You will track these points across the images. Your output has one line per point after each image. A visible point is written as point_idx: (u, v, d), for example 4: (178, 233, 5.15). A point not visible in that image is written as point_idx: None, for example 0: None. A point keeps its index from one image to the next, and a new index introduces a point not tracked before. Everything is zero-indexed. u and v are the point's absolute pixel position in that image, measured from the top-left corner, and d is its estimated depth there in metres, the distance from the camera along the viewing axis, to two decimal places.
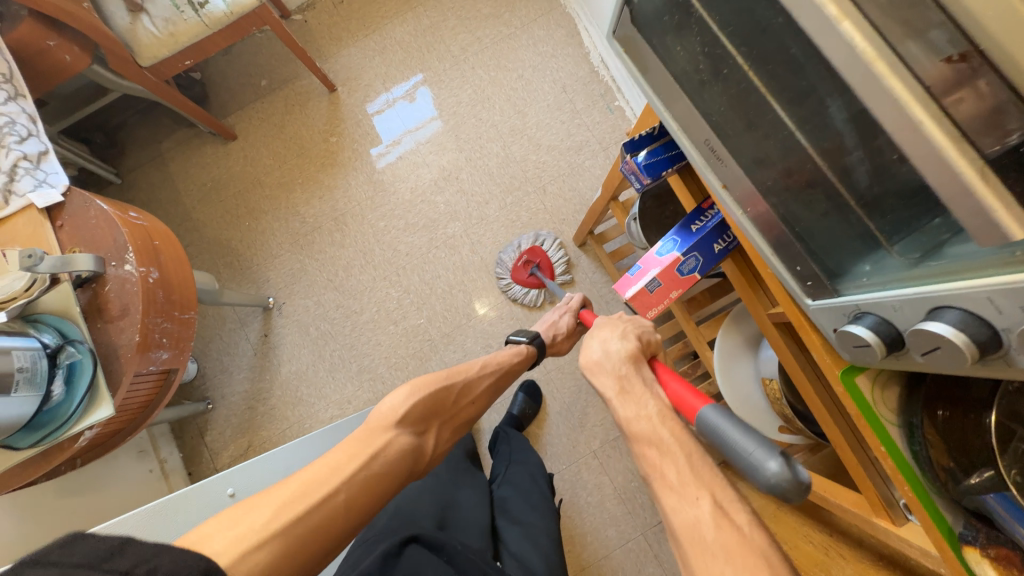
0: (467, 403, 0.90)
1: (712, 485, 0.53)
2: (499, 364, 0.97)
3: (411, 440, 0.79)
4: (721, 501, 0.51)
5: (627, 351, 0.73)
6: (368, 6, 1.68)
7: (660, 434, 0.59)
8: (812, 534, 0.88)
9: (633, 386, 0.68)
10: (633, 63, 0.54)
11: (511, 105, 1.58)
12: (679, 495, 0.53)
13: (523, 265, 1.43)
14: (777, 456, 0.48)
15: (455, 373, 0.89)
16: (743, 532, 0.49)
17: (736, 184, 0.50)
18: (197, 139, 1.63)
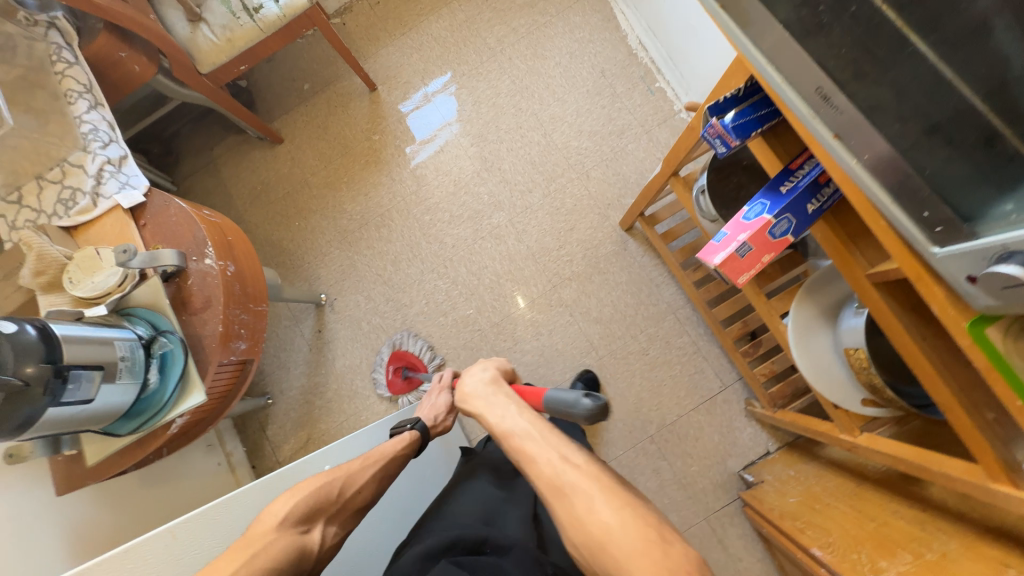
0: (353, 496, 0.84)
1: (557, 443, 0.69)
2: (384, 454, 0.89)
3: (294, 543, 0.75)
4: (565, 453, 0.67)
5: (490, 380, 0.85)
6: (403, 5, 1.70)
7: (518, 425, 0.73)
8: (905, 510, 0.85)
9: (497, 398, 0.80)
10: (734, 20, 0.55)
11: (550, 93, 1.58)
12: (536, 451, 0.69)
13: (394, 376, 1.45)
14: (585, 394, 0.69)
15: (336, 469, 0.84)
16: (581, 467, 0.65)
17: (851, 132, 0.49)
18: (246, 144, 1.69)
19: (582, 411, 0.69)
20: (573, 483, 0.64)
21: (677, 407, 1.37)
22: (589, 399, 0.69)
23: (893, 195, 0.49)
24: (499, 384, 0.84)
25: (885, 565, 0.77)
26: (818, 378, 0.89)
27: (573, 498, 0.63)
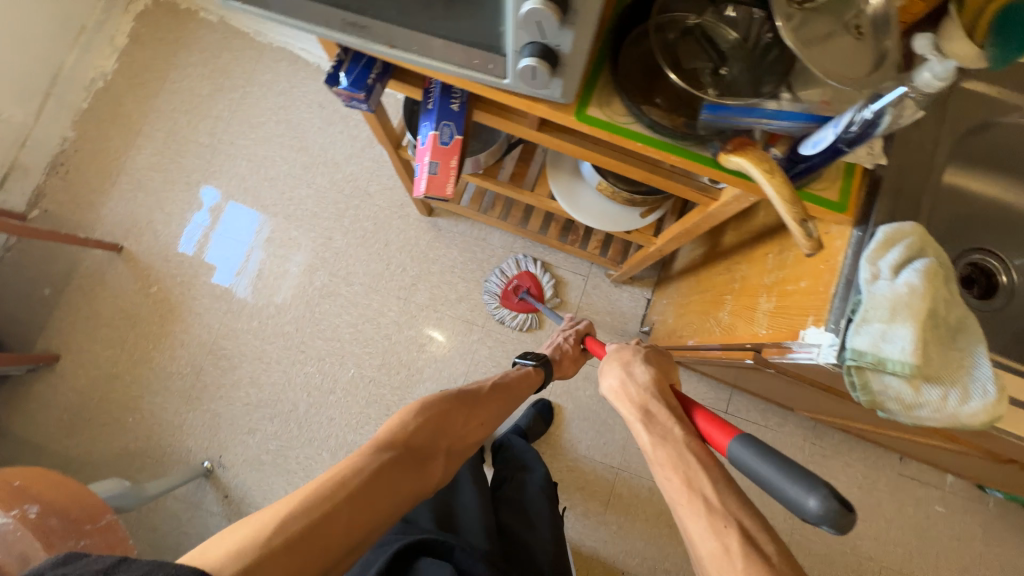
0: (477, 424, 0.82)
1: (738, 513, 0.53)
2: (507, 385, 0.91)
3: (416, 464, 0.70)
4: (752, 532, 0.51)
5: (646, 383, 0.73)
6: (96, 158, 1.57)
7: (686, 456, 0.59)
8: (720, 267, 1.02)
9: (658, 410, 0.67)
10: (257, 6, 0.58)
11: (289, 149, 1.58)
12: (709, 510, 0.53)
13: (512, 291, 1.46)
14: (818, 486, 0.46)
15: (469, 396, 0.83)
16: (774, 564, 0.49)
17: (392, 36, 0.56)
18: (20, 386, 1.45)
19: (804, 509, 0.47)
20: (745, 572, 0.48)
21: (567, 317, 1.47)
22: (822, 500, 0.46)
23: (454, 63, 0.57)
24: (665, 391, 0.71)
25: (721, 313, 0.92)
26: (604, 220, 1.02)
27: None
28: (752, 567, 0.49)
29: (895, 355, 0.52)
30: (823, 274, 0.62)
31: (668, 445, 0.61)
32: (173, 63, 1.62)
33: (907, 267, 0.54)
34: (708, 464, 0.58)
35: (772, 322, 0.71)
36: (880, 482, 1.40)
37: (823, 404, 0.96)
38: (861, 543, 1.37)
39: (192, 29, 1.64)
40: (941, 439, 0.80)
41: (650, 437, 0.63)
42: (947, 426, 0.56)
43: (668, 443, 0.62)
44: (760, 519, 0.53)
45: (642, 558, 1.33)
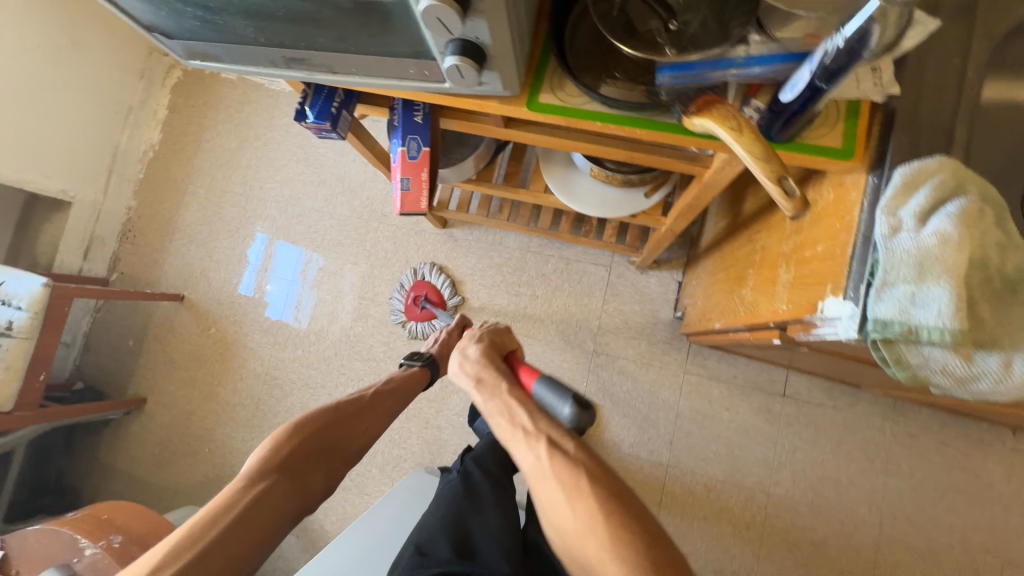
0: (358, 435, 0.83)
1: (546, 429, 0.66)
2: (393, 386, 0.90)
3: (294, 482, 0.72)
4: (555, 439, 0.65)
5: (478, 358, 0.80)
6: (155, 220, 1.75)
7: (507, 403, 0.71)
8: (741, 238, 0.92)
9: (489, 374, 0.76)
10: (213, 62, 0.61)
11: (310, 185, 1.67)
12: (527, 441, 0.66)
13: (413, 302, 1.50)
14: (568, 398, 0.62)
15: (350, 407, 0.84)
16: (574, 459, 0.63)
17: (330, 64, 0.56)
18: (120, 427, 1.66)
19: (564, 418, 0.63)
20: (552, 468, 0.63)
21: (593, 311, 1.41)
22: (571, 408, 0.62)
23: (393, 76, 0.55)
24: (492, 357, 0.80)
25: (745, 290, 0.82)
26: (605, 207, 0.97)
27: (555, 484, 0.62)
28: (556, 462, 0.63)
29: (929, 320, 0.43)
30: (840, 233, 0.53)
31: (495, 399, 0.72)
32: (205, 124, 1.77)
33: (937, 213, 0.44)
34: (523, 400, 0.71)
35: (792, 296, 0.63)
36: (989, 461, 1.19)
37: (887, 379, 0.83)
38: (973, 535, 1.17)
39: (217, 89, 1.78)
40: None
41: (483, 396, 0.74)
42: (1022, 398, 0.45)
43: (499, 397, 0.73)
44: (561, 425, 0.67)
45: (706, 560, 1.24)
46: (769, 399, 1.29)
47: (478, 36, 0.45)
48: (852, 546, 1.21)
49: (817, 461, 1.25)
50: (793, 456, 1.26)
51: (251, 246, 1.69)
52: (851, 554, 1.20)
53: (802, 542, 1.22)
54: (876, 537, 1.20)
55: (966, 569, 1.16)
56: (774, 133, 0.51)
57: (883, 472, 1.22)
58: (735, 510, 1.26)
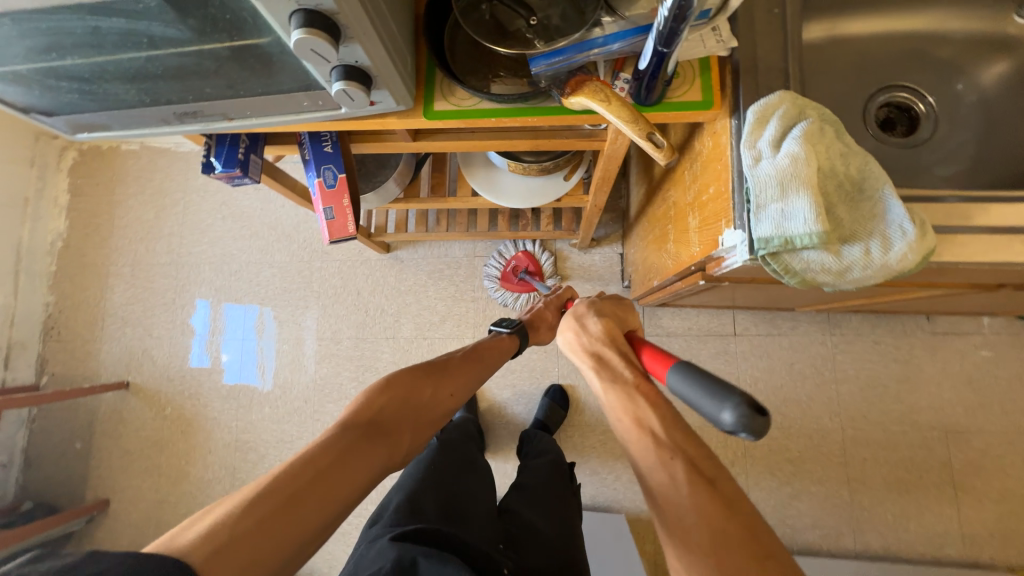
0: (446, 395, 0.74)
1: (684, 445, 0.53)
2: (476, 353, 0.82)
3: (386, 439, 0.62)
4: (695, 460, 0.52)
5: (600, 333, 0.70)
6: (80, 311, 1.64)
7: (634, 392, 0.60)
8: (657, 200, 1.00)
9: (610, 356, 0.67)
10: (103, 132, 0.60)
11: (242, 239, 1.63)
12: (659, 446, 0.53)
13: (511, 274, 1.44)
14: (731, 400, 0.45)
15: (439, 368, 0.76)
16: (720, 491, 0.49)
17: (225, 112, 0.57)
18: (86, 538, 1.52)
19: (719, 425, 0.46)
20: (691, 499, 0.49)
21: None
22: (732, 413, 0.45)
23: (291, 112, 0.57)
24: (616, 340, 0.69)
25: (668, 244, 0.90)
26: (531, 197, 1.02)
27: (692, 517, 0.48)
28: (698, 494, 0.49)
29: (799, 230, 0.49)
30: (722, 173, 0.60)
31: (617, 382, 0.62)
32: (115, 200, 1.68)
33: (788, 138, 0.52)
34: (655, 401, 0.58)
35: (701, 237, 0.69)
36: (916, 349, 1.33)
37: (806, 295, 0.93)
38: (918, 416, 1.31)
39: (120, 162, 1.70)
40: (921, 289, 0.77)
41: (602, 382, 0.63)
42: (886, 281, 0.52)
43: (619, 386, 0.62)
44: (702, 445, 0.54)
45: None
46: (725, 341, 1.39)
47: (357, 60, 0.47)
48: (823, 455, 1.32)
49: (778, 387, 1.36)
50: (756, 388, 1.36)
51: (194, 315, 1.62)
52: (824, 461, 1.31)
53: (781, 463, 1.32)
54: (842, 441, 1.32)
55: (919, 448, 1.29)
56: (643, 98, 0.57)
57: (833, 381, 1.34)
58: (717, 450, 1.34)
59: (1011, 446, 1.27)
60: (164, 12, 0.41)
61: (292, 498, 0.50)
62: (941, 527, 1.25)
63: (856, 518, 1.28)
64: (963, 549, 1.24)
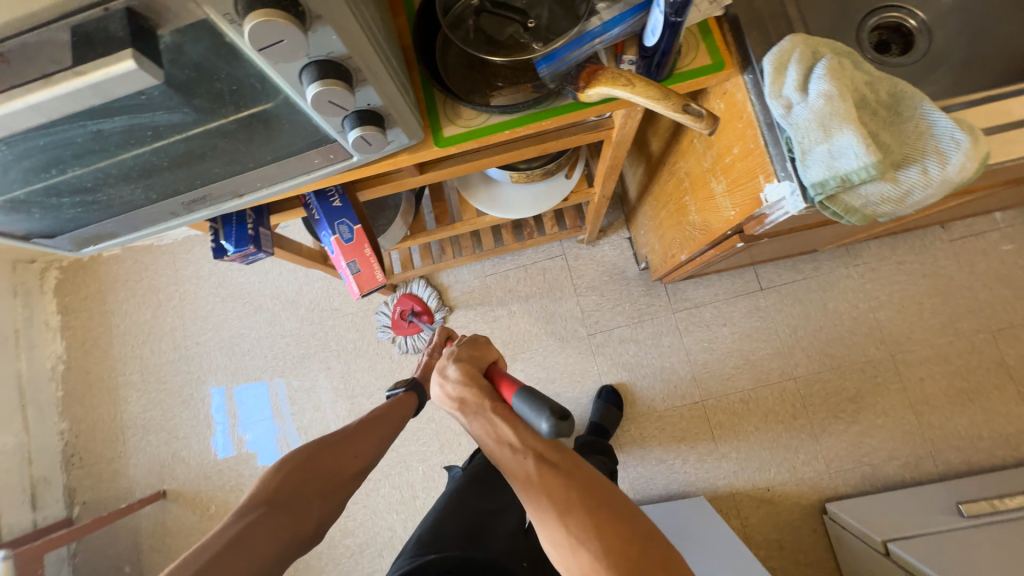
0: (351, 456, 0.72)
1: (535, 445, 0.55)
2: (381, 411, 0.79)
3: (285, 518, 0.62)
4: (543, 454, 0.54)
5: (458, 377, 0.65)
6: (97, 429, 1.57)
7: (490, 415, 0.59)
8: (663, 175, 0.99)
9: (468, 389, 0.63)
10: (108, 241, 0.57)
11: (246, 316, 1.58)
12: (512, 457, 0.54)
13: (400, 318, 1.46)
14: (541, 411, 0.51)
15: (343, 431, 0.74)
16: (574, 476, 0.52)
17: (233, 190, 0.54)
18: None
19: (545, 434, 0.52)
20: (547, 493, 0.51)
21: (570, 299, 1.44)
22: (546, 422, 0.51)
23: (301, 173, 0.54)
24: (477, 369, 0.66)
25: (690, 215, 0.88)
26: (538, 204, 1.00)
27: (549, 496, 0.50)
28: (552, 485, 0.51)
29: (852, 165, 0.48)
30: (747, 130, 0.59)
31: (478, 415, 0.60)
32: (109, 309, 1.63)
33: (811, 79, 0.51)
34: (502, 414, 0.59)
35: (734, 200, 0.68)
36: (940, 259, 1.33)
37: (835, 232, 0.92)
38: (960, 323, 1.30)
39: (105, 270, 1.65)
40: (957, 196, 0.76)
41: (467, 418, 0.62)
42: (949, 194, 0.51)
43: (481, 414, 0.61)
44: (554, 439, 0.56)
45: (776, 464, 1.29)
46: (753, 298, 1.37)
47: (369, 102, 0.45)
48: (880, 385, 1.30)
49: (816, 329, 1.34)
50: (796, 336, 1.35)
51: (213, 406, 1.56)
52: (883, 392, 1.30)
53: (841, 403, 1.30)
54: (893, 366, 1.31)
55: (970, 354, 1.29)
56: (654, 75, 0.56)
57: (870, 311, 1.34)
58: (775, 407, 1.32)
59: None
60: (169, 98, 0.38)
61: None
62: (1015, 428, 1.24)
63: (930, 440, 1.26)
64: None
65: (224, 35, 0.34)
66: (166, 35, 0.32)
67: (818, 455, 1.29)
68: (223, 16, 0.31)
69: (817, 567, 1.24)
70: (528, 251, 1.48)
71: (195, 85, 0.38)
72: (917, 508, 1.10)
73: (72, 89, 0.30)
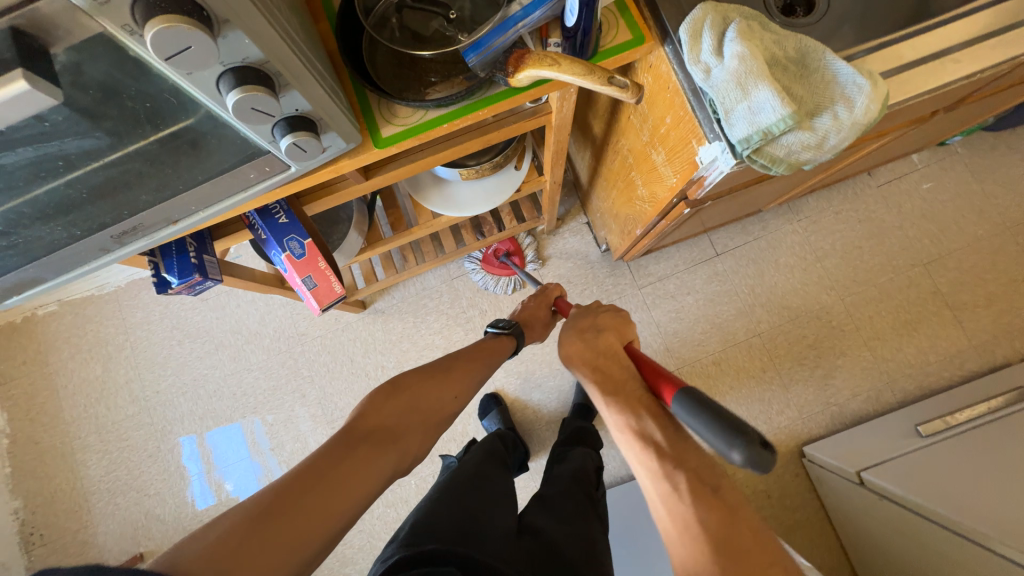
0: (448, 393, 0.71)
1: (685, 452, 0.53)
2: (476, 351, 0.78)
3: (392, 441, 0.61)
4: (701, 473, 0.51)
5: (600, 347, 0.66)
6: (57, 501, 1.45)
7: (634, 403, 0.58)
8: (609, 155, 1.02)
9: (608, 367, 0.64)
10: (36, 287, 0.53)
11: (207, 356, 1.51)
12: (661, 457, 0.53)
13: (493, 256, 1.43)
14: (733, 439, 0.45)
15: (438, 367, 0.73)
16: (729, 502, 0.49)
17: (168, 216, 0.51)
18: None
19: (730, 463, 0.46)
20: (700, 518, 0.48)
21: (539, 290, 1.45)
22: (739, 456, 0.45)
23: (240, 190, 0.52)
24: (616, 349, 0.66)
25: (639, 189, 0.91)
26: (492, 197, 1.01)
27: (704, 525, 0.48)
28: (707, 510, 0.48)
29: (771, 118, 0.51)
30: (676, 98, 0.62)
31: (618, 395, 0.59)
32: (52, 371, 1.51)
33: (726, 43, 0.54)
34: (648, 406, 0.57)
35: (674, 167, 0.71)
36: (871, 204, 1.44)
37: (773, 190, 0.97)
38: (897, 261, 1.41)
39: (41, 331, 1.53)
40: (873, 142, 0.82)
41: (605, 397, 0.60)
42: (861, 137, 0.55)
43: (625, 398, 0.59)
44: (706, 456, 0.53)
45: (754, 417, 1.35)
46: (712, 264, 1.43)
47: (297, 108, 0.44)
48: (835, 328, 1.39)
49: (773, 284, 1.42)
50: (755, 294, 1.42)
51: (185, 455, 1.47)
52: (839, 334, 1.38)
53: (804, 351, 1.38)
54: (845, 309, 1.39)
55: (910, 288, 1.39)
56: (580, 55, 0.57)
57: (817, 261, 1.42)
58: (745, 363, 1.38)
59: (979, 255, 1.39)
60: (77, 124, 0.36)
61: (287, 504, 0.49)
62: (956, 348, 1.35)
63: (886, 372, 1.35)
64: (981, 359, 1.34)
65: (128, 49, 0.32)
66: (60, 53, 0.30)
67: (791, 403, 1.36)
68: (122, 28, 0.30)
69: (805, 508, 1.30)
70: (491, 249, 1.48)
71: (106, 106, 0.36)
72: (884, 437, 1.17)
73: None
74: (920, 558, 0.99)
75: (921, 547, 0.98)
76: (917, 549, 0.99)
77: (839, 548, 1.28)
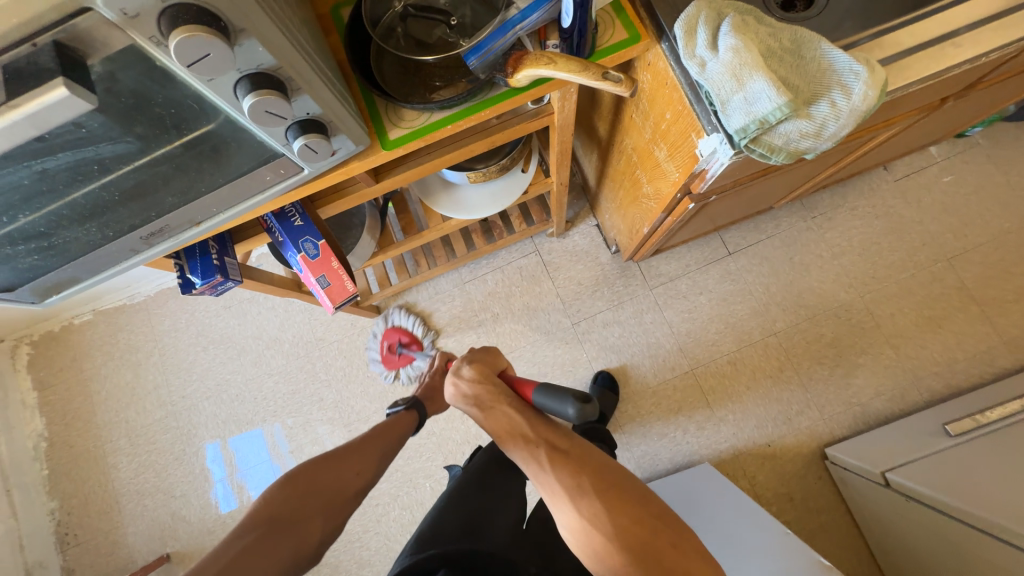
0: (351, 477, 0.71)
1: (546, 436, 0.61)
2: (383, 427, 0.81)
3: (285, 538, 0.62)
4: (557, 445, 0.60)
5: (472, 377, 0.67)
6: (90, 503, 1.52)
7: (507, 414, 0.63)
8: (613, 154, 1.03)
9: (484, 391, 0.66)
10: (74, 287, 0.58)
11: (229, 361, 1.56)
12: (528, 445, 0.60)
13: (389, 351, 1.48)
14: (567, 398, 0.55)
15: (341, 447, 0.75)
16: (585, 461, 0.59)
17: (190, 219, 0.55)
18: None
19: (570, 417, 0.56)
20: (564, 479, 0.57)
21: (549, 292, 1.46)
22: (574, 406, 0.55)
23: (256, 193, 0.56)
24: (487, 374, 0.67)
25: (643, 186, 0.91)
26: (499, 200, 1.03)
27: (569, 482, 0.57)
28: (566, 471, 0.57)
29: (767, 108, 0.52)
30: (673, 93, 0.63)
31: (495, 412, 0.64)
32: (87, 378, 1.59)
33: (720, 37, 0.55)
34: (518, 412, 0.63)
35: (676, 161, 0.71)
36: (888, 199, 1.40)
37: (783, 183, 0.96)
38: (918, 256, 1.37)
39: (78, 339, 1.61)
40: (883, 131, 0.81)
41: (479, 416, 0.65)
42: (860, 124, 0.55)
43: (496, 410, 0.64)
44: (563, 431, 0.62)
45: (772, 418, 1.32)
46: (724, 263, 1.42)
47: (308, 111, 0.47)
48: (855, 326, 1.35)
49: (787, 283, 1.39)
50: (770, 293, 1.39)
51: (208, 457, 1.52)
52: (860, 333, 1.35)
53: (822, 349, 1.35)
54: (864, 306, 1.36)
55: (932, 283, 1.35)
56: (579, 54, 0.59)
57: (833, 257, 1.39)
58: (762, 363, 1.36)
59: (1006, 249, 1.34)
60: (109, 129, 0.39)
61: None
62: (985, 345, 1.30)
63: (911, 371, 1.31)
64: (1012, 356, 1.28)
65: (155, 60, 0.36)
66: (96, 64, 0.34)
67: (810, 404, 1.33)
68: (149, 39, 0.33)
69: (829, 513, 1.26)
70: (501, 252, 1.50)
71: (133, 114, 0.40)
72: (910, 437, 1.13)
73: (11, 123, 0.32)
74: (952, 561, 0.95)
75: (951, 549, 0.94)
76: (947, 552, 0.95)
77: (865, 554, 1.23)
